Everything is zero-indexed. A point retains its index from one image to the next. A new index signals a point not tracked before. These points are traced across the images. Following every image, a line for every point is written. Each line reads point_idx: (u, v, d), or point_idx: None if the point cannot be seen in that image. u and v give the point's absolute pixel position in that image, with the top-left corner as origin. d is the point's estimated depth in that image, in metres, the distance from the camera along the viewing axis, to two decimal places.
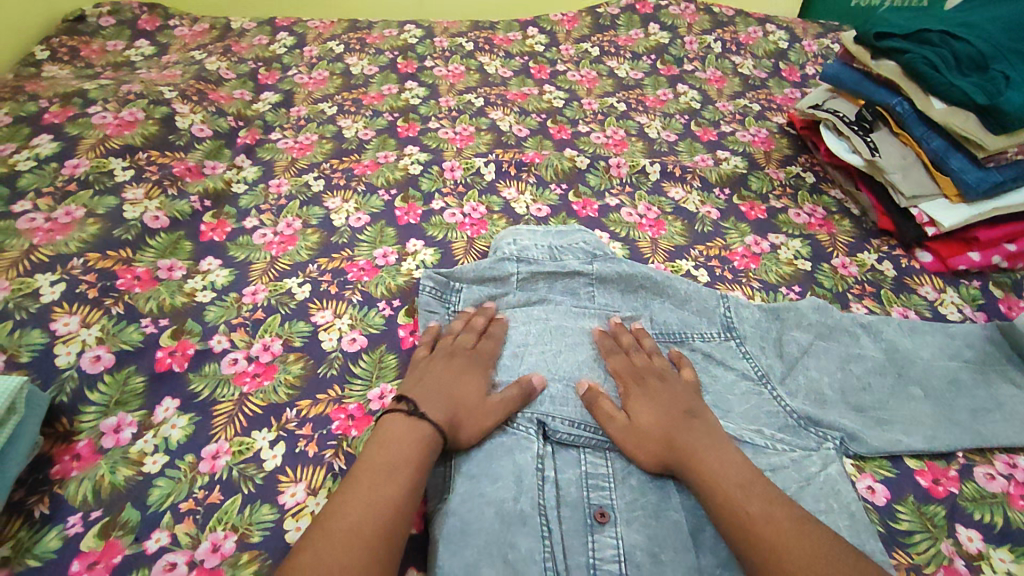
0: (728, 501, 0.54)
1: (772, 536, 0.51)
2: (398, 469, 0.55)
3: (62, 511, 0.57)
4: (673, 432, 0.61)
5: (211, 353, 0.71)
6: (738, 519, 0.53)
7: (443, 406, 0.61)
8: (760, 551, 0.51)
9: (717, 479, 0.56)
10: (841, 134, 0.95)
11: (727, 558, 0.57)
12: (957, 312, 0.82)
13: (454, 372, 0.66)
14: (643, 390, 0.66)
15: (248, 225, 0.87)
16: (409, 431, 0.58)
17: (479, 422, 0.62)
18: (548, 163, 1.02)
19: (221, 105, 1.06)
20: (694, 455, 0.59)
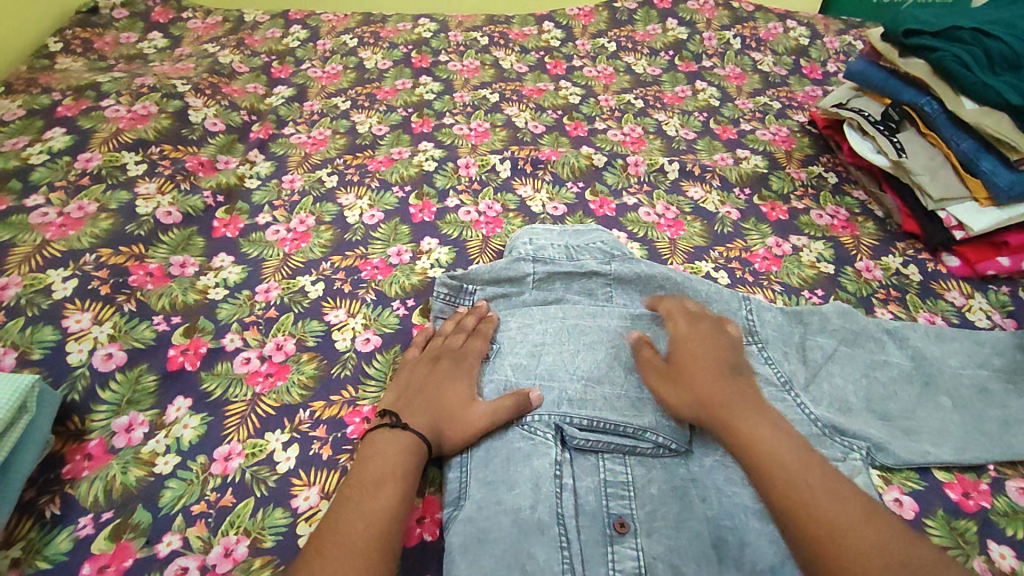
0: (789, 472, 0.52)
1: (832, 515, 0.49)
2: (386, 480, 0.55)
3: (73, 511, 0.56)
4: (729, 396, 0.59)
5: (223, 352, 0.70)
6: (797, 493, 0.51)
7: (424, 417, 0.62)
8: (818, 528, 0.48)
9: (778, 453, 0.53)
10: (866, 134, 0.92)
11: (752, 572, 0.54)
12: (986, 318, 0.80)
13: (437, 377, 0.66)
14: (698, 356, 0.64)
15: (260, 221, 0.86)
16: (394, 442, 0.59)
17: (462, 429, 0.62)
18: (564, 161, 1.00)
19: (234, 99, 1.05)
20: (751, 421, 0.56)
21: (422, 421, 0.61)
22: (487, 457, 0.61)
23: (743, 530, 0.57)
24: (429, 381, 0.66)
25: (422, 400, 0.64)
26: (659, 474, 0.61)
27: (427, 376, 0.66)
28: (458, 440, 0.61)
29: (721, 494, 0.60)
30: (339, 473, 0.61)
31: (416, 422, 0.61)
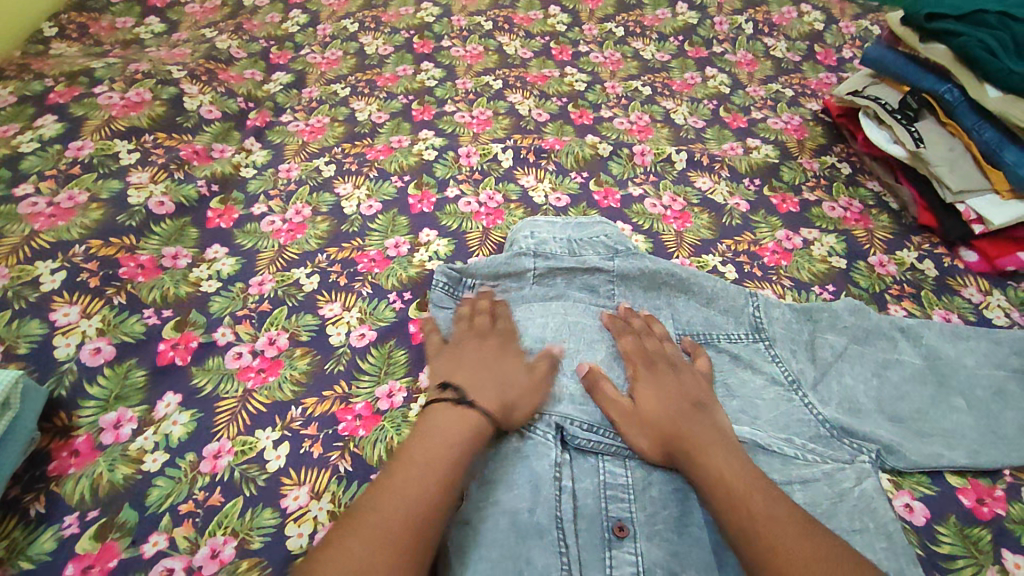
0: (732, 495, 0.52)
1: (773, 535, 0.48)
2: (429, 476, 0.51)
3: (57, 510, 0.55)
4: (679, 422, 0.59)
5: (215, 346, 0.68)
6: (739, 514, 0.50)
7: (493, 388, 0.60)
8: (759, 548, 0.48)
9: (720, 476, 0.53)
10: (882, 123, 0.89)
11: None
12: (1004, 317, 0.77)
13: (473, 354, 0.64)
14: (653, 375, 0.64)
15: (256, 211, 0.84)
16: (461, 416, 0.56)
17: (531, 399, 0.61)
18: (568, 151, 0.97)
19: (231, 85, 1.02)
20: (699, 446, 0.56)
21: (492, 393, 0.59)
22: (484, 455, 0.59)
23: None
24: (468, 357, 0.64)
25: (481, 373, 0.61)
26: (661, 477, 0.59)
27: (473, 352, 0.64)
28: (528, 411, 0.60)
29: None
30: (330, 471, 0.59)
31: (483, 395, 0.59)
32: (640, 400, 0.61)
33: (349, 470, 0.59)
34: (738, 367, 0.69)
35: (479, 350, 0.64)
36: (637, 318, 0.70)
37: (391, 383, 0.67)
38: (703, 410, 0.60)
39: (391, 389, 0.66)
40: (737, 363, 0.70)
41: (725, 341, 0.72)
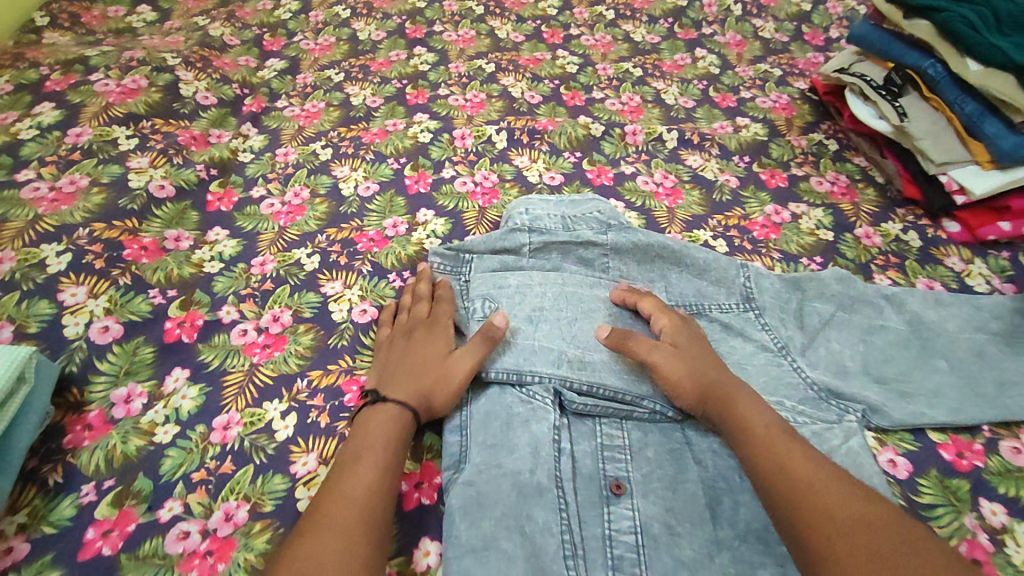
0: (770, 439, 0.53)
1: (812, 476, 0.49)
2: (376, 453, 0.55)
3: (74, 479, 0.57)
4: (708, 377, 0.60)
5: (220, 324, 0.70)
6: (775, 458, 0.51)
7: (409, 379, 0.61)
8: (798, 486, 0.49)
9: (756, 425, 0.55)
10: (866, 98, 0.91)
11: (745, 531, 0.55)
12: (985, 284, 0.80)
13: (401, 344, 0.65)
14: (677, 334, 0.65)
15: (255, 194, 0.85)
16: (377, 414, 0.58)
17: (449, 383, 0.60)
18: (561, 131, 0.99)
19: (226, 72, 1.03)
20: (733, 399, 0.58)
21: (405, 388, 0.60)
22: (486, 421, 0.61)
23: (737, 493, 0.58)
24: (397, 349, 0.65)
25: (401, 368, 0.62)
26: (655, 438, 0.62)
27: (401, 346, 0.65)
28: (448, 396, 0.60)
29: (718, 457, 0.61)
30: (337, 439, 0.61)
31: (397, 390, 0.60)
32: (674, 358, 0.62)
33: None
34: (730, 335, 0.72)
35: (406, 344, 0.65)
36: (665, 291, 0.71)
37: None
38: (727, 370, 0.62)
39: None
40: (729, 330, 0.72)
41: (716, 311, 0.74)
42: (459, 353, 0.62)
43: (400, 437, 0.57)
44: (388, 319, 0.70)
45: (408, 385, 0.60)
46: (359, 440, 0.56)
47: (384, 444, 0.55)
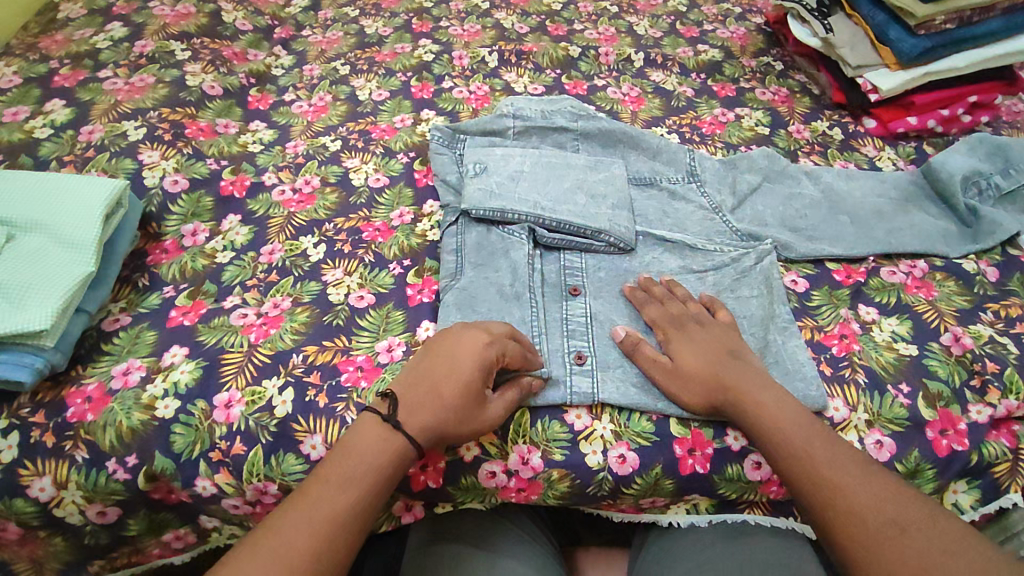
0: (788, 446, 0.57)
1: (834, 479, 0.54)
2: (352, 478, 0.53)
3: (158, 282, 0.74)
4: (719, 373, 0.63)
5: (263, 186, 0.87)
6: (801, 464, 0.56)
7: (432, 411, 0.57)
8: (821, 494, 0.54)
9: (775, 427, 0.59)
10: (804, 21, 1.07)
11: None
12: (892, 165, 0.95)
13: (445, 360, 0.60)
14: (683, 333, 0.67)
15: (287, 98, 1.03)
16: (381, 447, 0.55)
17: (464, 431, 0.58)
18: (544, 52, 1.16)
19: (259, 6, 1.21)
20: (746, 397, 0.61)
21: (427, 419, 0.57)
22: (477, 247, 0.78)
23: None
24: (438, 358, 0.60)
25: (429, 389, 0.58)
26: (607, 265, 0.79)
27: (450, 359, 0.59)
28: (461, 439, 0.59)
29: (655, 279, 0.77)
30: (358, 261, 0.78)
31: (419, 417, 0.57)
32: (680, 363, 0.65)
33: (372, 260, 0.79)
34: (675, 201, 0.88)
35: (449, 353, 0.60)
36: (659, 285, 0.73)
37: (401, 211, 0.85)
38: (738, 358, 0.64)
39: (402, 213, 0.85)
40: (674, 196, 0.89)
41: (666, 182, 0.90)
42: (492, 411, 0.60)
43: (381, 468, 0.54)
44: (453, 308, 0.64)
45: (432, 417, 0.57)
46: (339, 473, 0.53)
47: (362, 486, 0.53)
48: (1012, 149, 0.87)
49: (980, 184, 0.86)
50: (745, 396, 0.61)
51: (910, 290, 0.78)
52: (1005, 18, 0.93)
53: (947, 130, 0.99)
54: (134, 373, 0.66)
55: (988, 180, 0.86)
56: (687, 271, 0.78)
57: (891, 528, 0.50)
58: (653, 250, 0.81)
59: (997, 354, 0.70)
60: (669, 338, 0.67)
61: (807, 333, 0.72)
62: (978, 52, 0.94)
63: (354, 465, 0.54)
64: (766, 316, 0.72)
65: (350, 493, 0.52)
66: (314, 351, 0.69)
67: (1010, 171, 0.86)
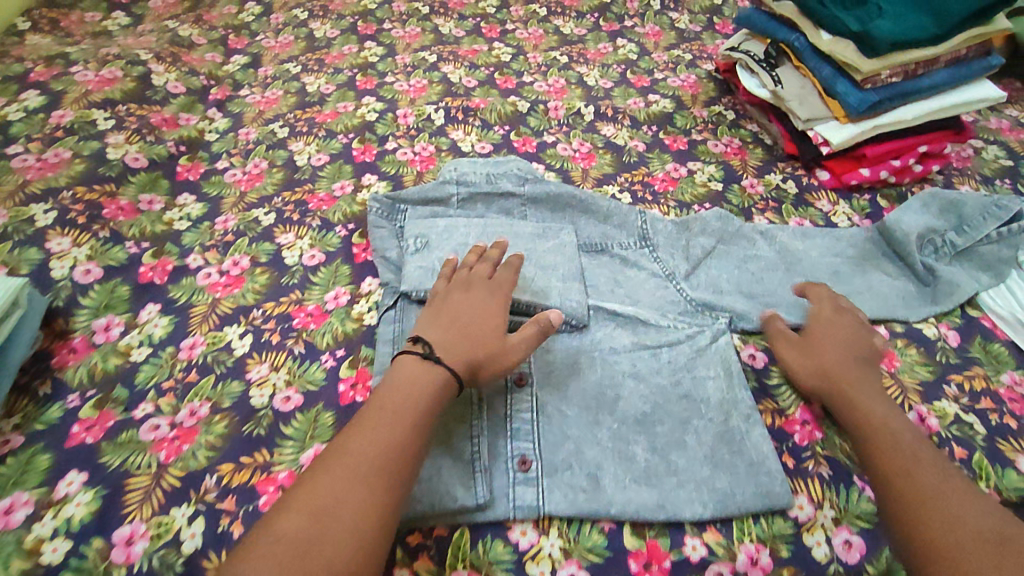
0: (879, 440, 0.60)
1: (925, 483, 0.55)
2: (383, 428, 0.55)
3: (61, 390, 0.67)
4: (847, 376, 0.66)
5: (188, 269, 0.81)
6: (887, 455, 0.59)
7: (463, 346, 0.63)
8: (903, 488, 0.55)
9: (880, 422, 0.61)
10: (752, 71, 1.05)
11: (641, 415, 0.67)
12: (847, 220, 0.93)
13: (465, 312, 0.67)
14: (830, 334, 0.71)
15: (219, 166, 0.98)
16: (409, 392, 0.58)
17: (498, 363, 0.64)
18: (491, 109, 1.13)
19: (193, 66, 1.16)
20: (852, 394, 0.65)
21: (464, 352, 0.62)
22: None
23: (621, 387, 0.70)
24: (455, 310, 0.67)
25: (456, 331, 0.65)
26: (555, 346, 0.74)
27: (467, 300, 0.68)
28: (495, 371, 0.64)
29: (607, 361, 0.72)
30: (286, 353, 0.72)
31: (454, 353, 0.62)
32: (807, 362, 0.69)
33: (302, 352, 0.72)
34: (627, 269, 0.84)
35: (464, 301, 0.68)
36: (826, 291, 0.76)
37: (337, 290, 0.80)
38: (869, 367, 0.68)
39: (337, 294, 0.79)
40: (626, 263, 0.85)
41: (617, 249, 0.86)
42: (516, 336, 0.65)
43: (409, 411, 0.57)
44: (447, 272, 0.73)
45: (465, 344, 0.63)
46: (370, 424, 0.55)
47: (386, 439, 0.54)
48: (964, 205, 0.85)
49: (934, 243, 0.84)
50: (856, 394, 0.65)
51: None
52: (948, 70, 0.92)
53: (899, 180, 0.98)
54: (18, 511, 0.57)
55: (942, 238, 0.84)
56: (641, 348, 0.74)
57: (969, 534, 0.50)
58: (605, 326, 0.77)
59: (964, 435, 0.67)
60: (813, 334, 0.71)
61: (768, 419, 0.69)
62: (925, 103, 0.93)
63: (385, 415, 0.56)
64: (725, 400, 0.68)
65: (382, 440, 0.54)
66: (229, 471, 0.61)
67: (964, 228, 0.84)
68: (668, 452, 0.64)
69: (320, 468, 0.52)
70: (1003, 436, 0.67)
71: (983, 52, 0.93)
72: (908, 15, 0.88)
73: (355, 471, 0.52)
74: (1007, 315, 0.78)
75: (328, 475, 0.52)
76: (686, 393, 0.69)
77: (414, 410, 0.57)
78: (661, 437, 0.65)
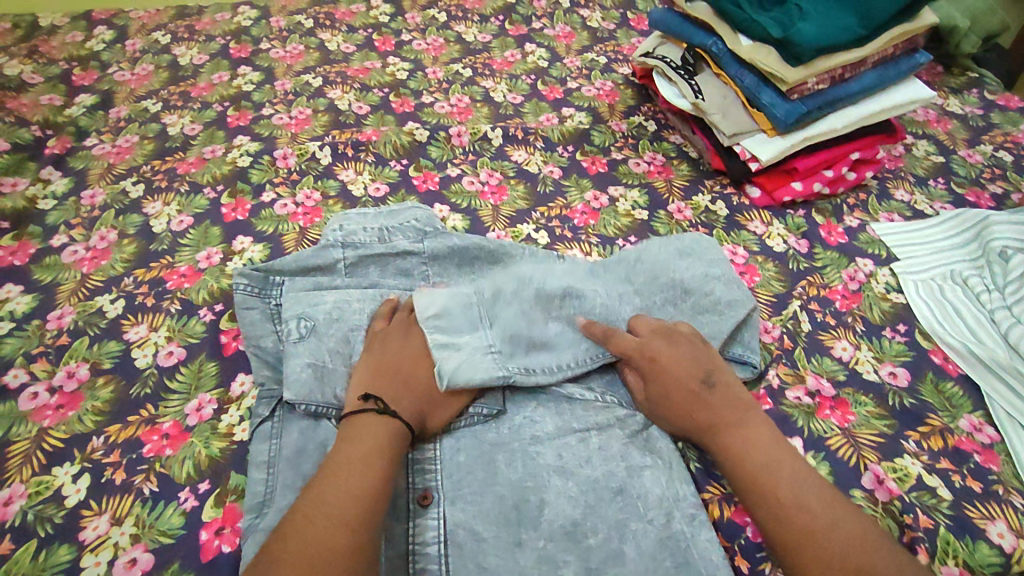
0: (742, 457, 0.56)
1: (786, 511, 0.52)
2: (359, 472, 0.52)
3: None
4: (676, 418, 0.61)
5: (7, 391, 0.66)
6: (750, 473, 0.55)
7: (411, 401, 0.59)
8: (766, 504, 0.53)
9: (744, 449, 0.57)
10: (670, 80, 0.96)
11: (573, 524, 0.56)
12: (783, 242, 0.84)
13: (405, 361, 0.62)
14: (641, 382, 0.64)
15: (55, 244, 0.82)
16: (378, 432, 0.55)
17: (445, 414, 0.61)
18: (385, 140, 0.99)
19: (23, 115, 0.99)
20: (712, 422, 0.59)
21: (412, 405, 0.59)
22: (297, 458, 0.59)
23: (546, 488, 0.58)
24: (396, 358, 0.62)
25: (401, 382, 0.61)
26: (467, 442, 0.61)
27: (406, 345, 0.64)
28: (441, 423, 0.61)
29: (527, 454, 0.60)
30: (133, 495, 0.58)
31: (407, 408, 0.59)
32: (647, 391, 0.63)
33: (154, 491, 0.58)
34: (544, 316, 0.68)
35: (404, 346, 0.64)
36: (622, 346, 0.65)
37: (200, 398, 0.66)
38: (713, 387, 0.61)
39: (200, 403, 0.65)
40: None
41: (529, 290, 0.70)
42: (460, 381, 0.62)
43: (382, 450, 0.54)
44: (387, 311, 0.68)
45: (412, 399, 0.60)
46: (342, 470, 0.52)
47: (364, 485, 0.51)
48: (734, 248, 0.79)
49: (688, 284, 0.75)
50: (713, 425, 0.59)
51: (822, 414, 0.65)
52: (877, 71, 0.85)
53: (833, 191, 0.90)
54: None
55: None
56: (567, 433, 0.62)
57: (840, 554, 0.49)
58: (525, 408, 0.64)
59: (924, 503, 0.58)
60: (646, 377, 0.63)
61: (716, 509, 0.60)
62: (854, 110, 0.86)
63: (358, 460, 0.53)
64: (666, 496, 0.57)
65: (361, 483, 0.51)
66: None
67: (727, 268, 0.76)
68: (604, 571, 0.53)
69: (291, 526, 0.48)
70: (969, 499, 0.59)
71: (909, 49, 0.87)
72: (832, 13, 0.80)
73: (335, 515, 0.48)
74: (956, 346, 0.71)
75: (307, 525, 0.47)
76: (620, 488, 0.58)
77: (385, 450, 0.54)
78: (594, 552, 0.54)
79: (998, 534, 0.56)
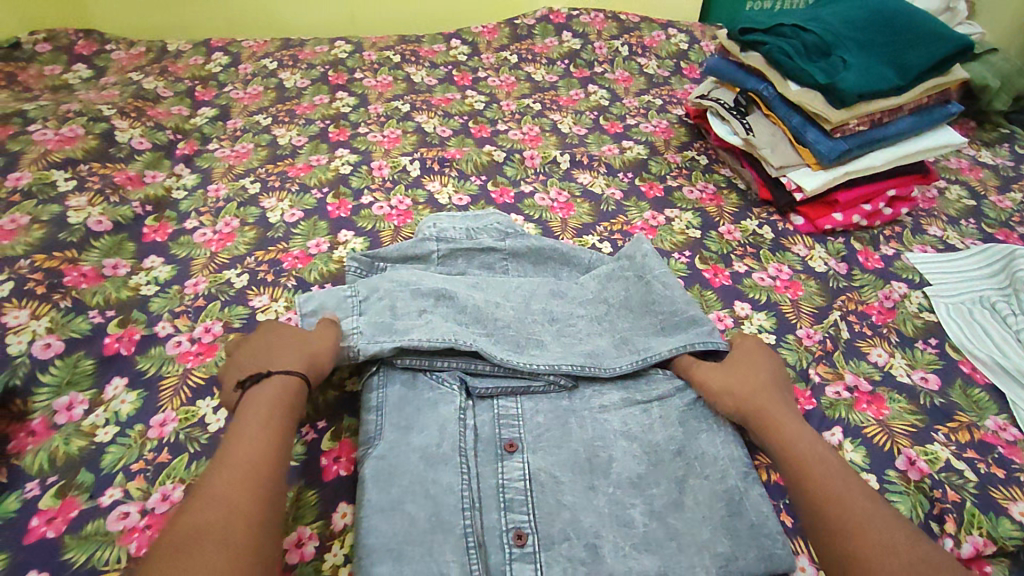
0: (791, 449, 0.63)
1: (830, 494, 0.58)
2: (253, 439, 0.56)
3: (19, 478, 0.62)
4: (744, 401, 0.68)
5: (156, 337, 0.78)
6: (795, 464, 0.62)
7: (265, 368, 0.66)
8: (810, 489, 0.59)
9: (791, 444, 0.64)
10: (723, 119, 1.08)
11: (638, 476, 0.64)
12: (824, 264, 0.94)
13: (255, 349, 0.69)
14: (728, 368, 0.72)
15: (188, 226, 0.95)
16: (258, 402, 0.60)
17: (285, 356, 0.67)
18: (467, 159, 1.13)
19: (159, 120, 1.15)
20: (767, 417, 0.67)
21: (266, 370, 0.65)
22: (400, 405, 0.68)
23: (613, 447, 0.67)
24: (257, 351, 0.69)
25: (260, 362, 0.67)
26: (545, 406, 0.71)
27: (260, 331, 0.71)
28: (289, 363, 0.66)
29: (596, 419, 0.70)
30: None
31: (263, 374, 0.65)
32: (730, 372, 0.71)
33: None
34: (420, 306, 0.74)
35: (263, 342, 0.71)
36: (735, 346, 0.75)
37: None
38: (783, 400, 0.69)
39: None
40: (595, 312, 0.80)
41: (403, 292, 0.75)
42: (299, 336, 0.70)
43: (265, 414, 0.59)
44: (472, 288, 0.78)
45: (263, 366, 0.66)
46: (236, 440, 0.56)
47: (259, 451, 0.55)
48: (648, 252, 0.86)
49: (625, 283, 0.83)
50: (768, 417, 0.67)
51: (859, 407, 0.73)
52: (912, 117, 0.96)
53: (871, 223, 1.00)
54: None
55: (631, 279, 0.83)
56: (632, 404, 0.71)
57: (880, 525, 0.55)
58: (595, 382, 0.74)
59: (952, 482, 0.66)
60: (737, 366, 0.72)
61: (764, 474, 0.69)
62: (891, 150, 0.97)
63: (249, 430, 0.57)
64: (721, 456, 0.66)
65: (254, 447, 0.55)
66: None
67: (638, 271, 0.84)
68: (666, 514, 0.62)
69: (166, 545, 0.46)
70: (993, 483, 0.66)
71: (942, 101, 0.98)
72: (873, 66, 0.92)
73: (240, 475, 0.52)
74: (983, 358, 0.79)
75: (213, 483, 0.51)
76: (680, 450, 0.66)
77: (264, 442, 0.56)
78: (658, 499, 0.63)
79: (1020, 512, 0.63)
